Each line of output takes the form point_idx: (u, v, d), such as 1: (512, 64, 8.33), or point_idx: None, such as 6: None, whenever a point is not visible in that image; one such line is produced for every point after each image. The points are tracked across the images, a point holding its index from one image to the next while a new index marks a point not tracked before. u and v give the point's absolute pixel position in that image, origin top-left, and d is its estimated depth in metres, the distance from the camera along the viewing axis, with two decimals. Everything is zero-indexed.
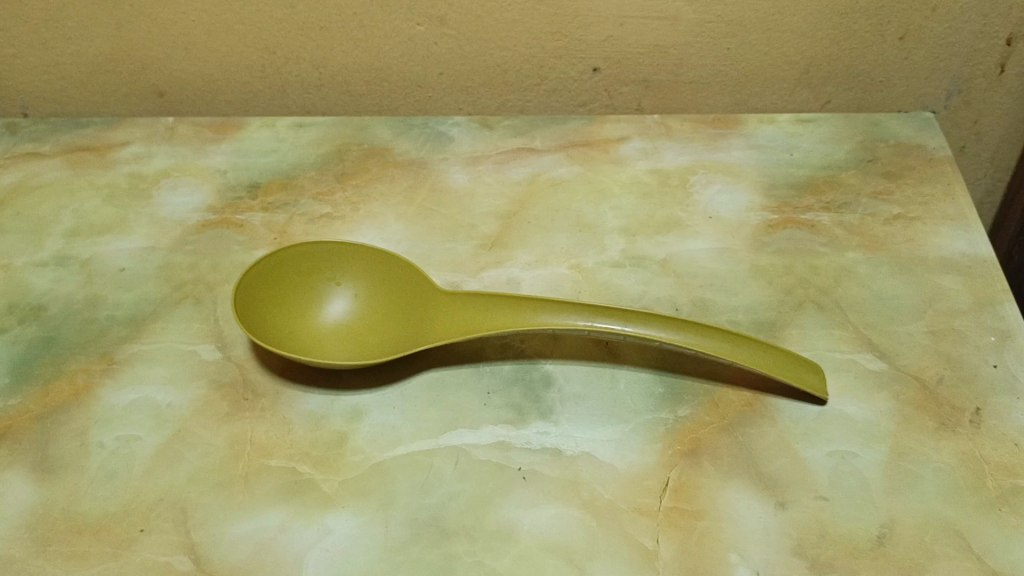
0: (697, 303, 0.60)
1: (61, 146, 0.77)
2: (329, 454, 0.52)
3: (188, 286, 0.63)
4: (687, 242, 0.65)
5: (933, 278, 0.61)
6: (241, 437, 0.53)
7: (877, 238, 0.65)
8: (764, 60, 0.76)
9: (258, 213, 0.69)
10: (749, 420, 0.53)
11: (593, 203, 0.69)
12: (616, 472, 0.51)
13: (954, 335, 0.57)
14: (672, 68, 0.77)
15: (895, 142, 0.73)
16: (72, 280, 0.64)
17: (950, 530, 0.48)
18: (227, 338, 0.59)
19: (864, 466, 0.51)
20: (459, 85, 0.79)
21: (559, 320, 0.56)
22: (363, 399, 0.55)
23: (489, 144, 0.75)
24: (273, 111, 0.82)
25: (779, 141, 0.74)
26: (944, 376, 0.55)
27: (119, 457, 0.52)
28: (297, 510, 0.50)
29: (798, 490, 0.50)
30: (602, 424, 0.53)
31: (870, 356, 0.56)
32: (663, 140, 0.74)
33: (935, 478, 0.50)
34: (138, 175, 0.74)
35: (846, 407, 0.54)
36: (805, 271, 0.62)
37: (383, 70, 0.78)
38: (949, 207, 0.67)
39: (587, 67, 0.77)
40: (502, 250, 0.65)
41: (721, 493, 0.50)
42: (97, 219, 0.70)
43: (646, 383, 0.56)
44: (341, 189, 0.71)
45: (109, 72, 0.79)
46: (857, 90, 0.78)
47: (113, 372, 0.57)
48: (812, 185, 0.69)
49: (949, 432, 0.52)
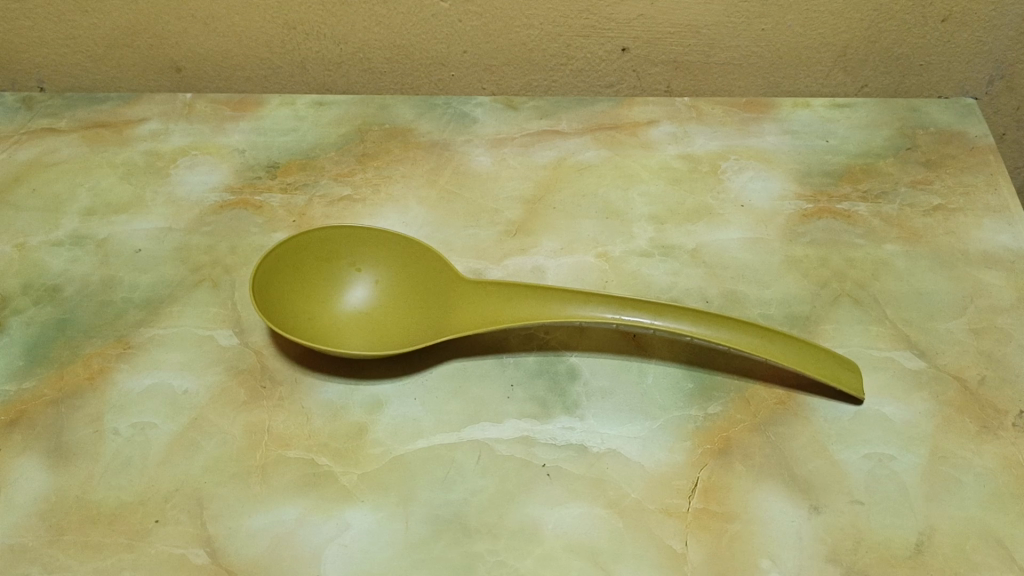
0: (728, 295, 0.58)
1: (77, 121, 0.75)
2: (349, 445, 0.51)
3: (206, 269, 0.62)
4: (718, 231, 0.63)
5: (975, 273, 0.59)
6: (259, 427, 0.52)
7: (917, 230, 0.62)
8: (799, 41, 0.73)
9: (277, 194, 0.68)
10: (781, 419, 0.52)
11: (621, 188, 0.67)
12: (643, 471, 0.49)
13: (996, 334, 0.55)
14: (704, 49, 0.74)
15: (935, 129, 0.71)
16: (88, 260, 0.63)
17: (992, 539, 0.46)
18: (245, 323, 0.58)
19: (902, 470, 0.49)
20: (484, 63, 0.76)
21: (585, 313, 0.54)
22: (384, 389, 0.54)
23: (514, 125, 0.73)
24: (293, 89, 0.80)
25: (814, 127, 0.71)
26: (985, 376, 0.53)
27: (134, 444, 0.51)
28: (315, 504, 0.48)
29: (832, 493, 0.48)
30: (628, 420, 0.52)
31: (908, 354, 0.54)
32: (694, 124, 0.72)
33: (975, 484, 0.48)
34: (155, 152, 0.72)
35: (883, 407, 0.52)
36: (841, 264, 0.60)
37: (405, 48, 0.76)
38: (991, 198, 0.64)
39: (616, 46, 0.74)
40: (526, 237, 0.63)
41: (753, 495, 0.48)
42: (113, 197, 0.68)
43: (675, 378, 0.54)
44: (361, 170, 0.70)
45: (126, 46, 0.77)
46: (895, 73, 0.76)
47: (129, 356, 0.56)
48: (849, 173, 0.67)
49: (991, 436, 0.50)
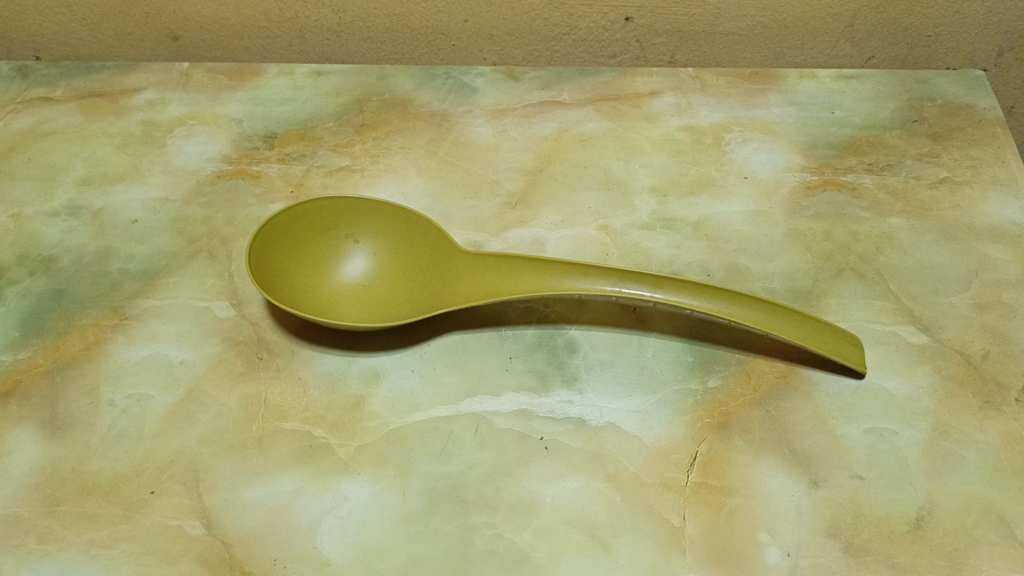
0: (730, 269, 0.57)
1: (73, 91, 0.74)
2: (346, 418, 0.51)
3: (203, 240, 0.61)
4: (721, 204, 0.62)
5: (981, 247, 0.58)
6: (256, 398, 0.52)
7: (922, 203, 0.61)
8: (806, 11, 0.72)
9: (275, 165, 0.67)
10: (782, 393, 0.51)
11: (623, 160, 0.66)
12: (641, 445, 0.49)
13: (1001, 309, 0.55)
14: (709, 19, 0.73)
15: (943, 101, 0.70)
16: (84, 231, 0.62)
17: (994, 515, 0.45)
18: (242, 294, 0.58)
19: (904, 445, 0.48)
20: (485, 33, 0.75)
21: (585, 285, 0.53)
22: (381, 361, 0.53)
23: (515, 96, 0.72)
24: (293, 58, 0.79)
25: (820, 98, 0.70)
26: (989, 351, 0.53)
27: (131, 415, 0.51)
28: (312, 475, 0.48)
29: (833, 468, 0.47)
30: (628, 393, 0.51)
31: (911, 329, 0.54)
32: (697, 95, 0.71)
33: (978, 460, 0.48)
34: (152, 123, 0.71)
35: (885, 381, 0.51)
36: (845, 237, 0.59)
37: (404, 16, 0.74)
38: (999, 170, 0.63)
39: (619, 16, 0.73)
40: (526, 209, 0.62)
41: (752, 470, 0.48)
42: (109, 167, 0.68)
43: (675, 351, 0.53)
44: (360, 141, 0.69)
45: (123, 14, 0.76)
46: (903, 45, 0.74)
47: (125, 328, 0.56)
48: (855, 146, 0.66)
49: (993, 411, 0.50)
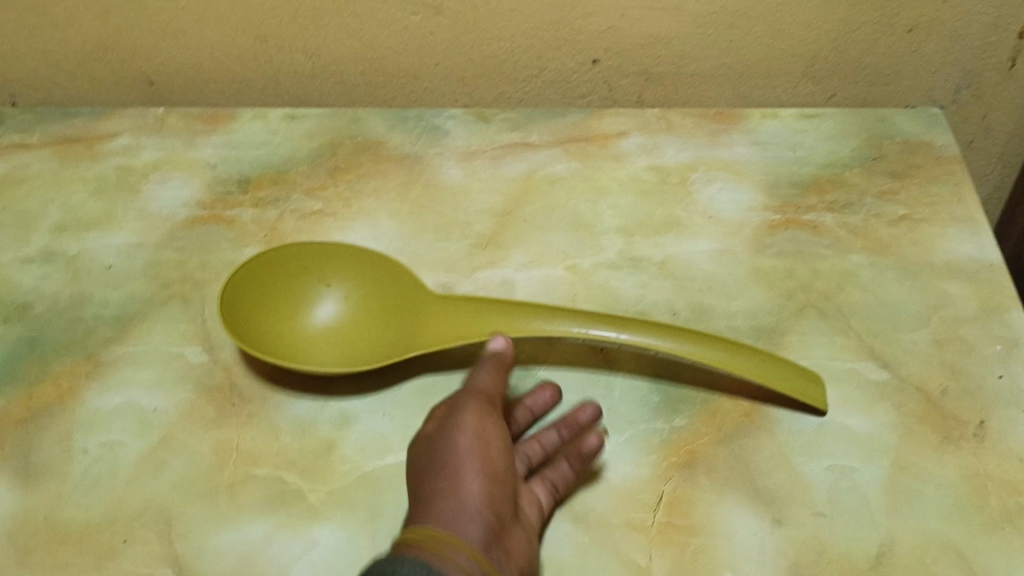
0: (695, 308, 0.59)
1: (49, 137, 0.75)
2: (317, 462, 0.51)
3: (176, 285, 0.62)
4: (686, 243, 0.63)
5: (938, 283, 0.60)
6: (228, 444, 0.52)
7: (882, 240, 0.63)
8: (769, 53, 0.73)
9: (248, 209, 0.68)
10: (746, 432, 0.52)
11: (591, 200, 0.67)
12: (608, 485, 0.50)
13: (959, 344, 0.56)
14: (674, 60, 0.74)
15: (902, 140, 0.71)
16: (59, 277, 0.63)
17: (953, 552, 0.46)
18: (215, 339, 0.58)
19: (865, 482, 0.49)
20: (456, 76, 0.77)
21: (552, 327, 0.55)
22: (352, 405, 0.54)
23: (486, 138, 0.73)
24: (267, 101, 0.80)
25: (782, 137, 0.72)
26: (948, 387, 0.54)
27: (104, 463, 0.51)
28: (284, 521, 0.48)
29: (795, 506, 0.48)
30: (595, 434, 0.52)
31: (872, 366, 0.55)
32: (663, 135, 0.72)
33: (937, 496, 0.49)
34: (127, 168, 0.72)
35: (847, 418, 0.52)
36: (807, 275, 0.61)
37: (376, 60, 0.76)
38: (957, 208, 0.65)
39: (586, 58, 0.74)
40: (496, 250, 0.64)
41: (717, 508, 0.48)
42: (85, 213, 0.68)
43: (641, 391, 0.54)
44: (333, 185, 0.70)
45: (98, 60, 0.77)
46: (863, 83, 0.76)
47: (99, 375, 0.56)
48: (816, 184, 0.68)
49: (952, 447, 0.51)
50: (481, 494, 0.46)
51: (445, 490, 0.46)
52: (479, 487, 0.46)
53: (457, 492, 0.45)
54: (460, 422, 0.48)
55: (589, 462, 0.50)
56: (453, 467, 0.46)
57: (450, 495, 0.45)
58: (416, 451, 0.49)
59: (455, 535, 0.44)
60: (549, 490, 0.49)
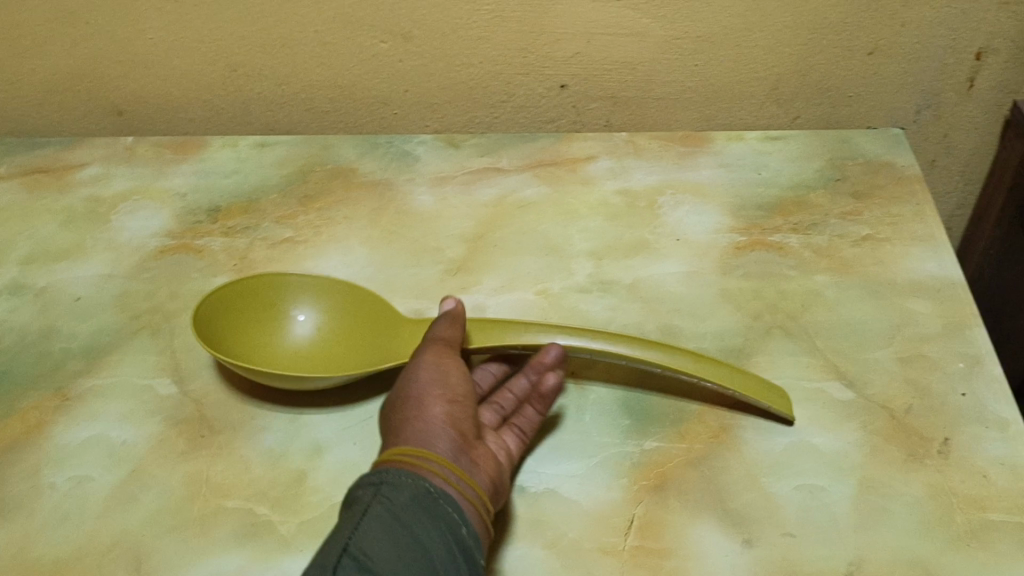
0: (665, 330, 0.59)
1: (17, 168, 0.75)
2: (288, 493, 0.51)
3: (146, 316, 0.62)
4: (654, 265, 0.64)
5: (902, 302, 0.61)
6: (198, 477, 0.52)
7: (846, 260, 0.64)
8: (733, 76, 0.74)
9: (218, 238, 0.68)
10: (716, 453, 0.52)
11: (560, 225, 0.68)
12: (580, 509, 0.50)
13: (923, 362, 0.57)
14: (641, 85, 0.75)
15: (864, 160, 0.73)
16: (27, 310, 0.63)
17: (921, 568, 0.47)
18: (185, 371, 0.58)
19: (833, 501, 0.50)
20: (426, 102, 0.77)
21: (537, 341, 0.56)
22: (324, 435, 0.54)
23: (456, 163, 0.74)
24: (238, 129, 0.80)
25: (748, 159, 0.73)
26: (913, 405, 0.54)
27: (72, 498, 0.51)
28: (255, 554, 0.48)
29: (765, 526, 0.49)
30: (567, 459, 0.52)
31: (839, 385, 0.56)
32: (631, 159, 0.73)
33: (904, 513, 0.49)
34: (96, 198, 0.72)
35: (814, 438, 0.53)
36: (774, 296, 0.61)
37: (346, 88, 0.76)
38: (919, 227, 0.66)
39: (554, 84, 0.75)
40: (467, 275, 0.64)
41: (688, 530, 0.49)
42: (54, 245, 0.68)
43: (612, 415, 0.55)
44: (304, 213, 0.70)
45: (67, 91, 0.77)
46: (827, 105, 0.77)
47: (67, 408, 0.56)
48: (781, 206, 0.69)
49: (918, 464, 0.51)
50: (447, 413, 0.48)
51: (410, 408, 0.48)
52: (445, 409, 0.48)
53: (425, 412, 0.48)
54: (418, 364, 0.52)
55: (552, 401, 0.53)
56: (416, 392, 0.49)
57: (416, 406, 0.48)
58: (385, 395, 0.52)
59: (426, 447, 0.46)
60: (518, 437, 0.52)
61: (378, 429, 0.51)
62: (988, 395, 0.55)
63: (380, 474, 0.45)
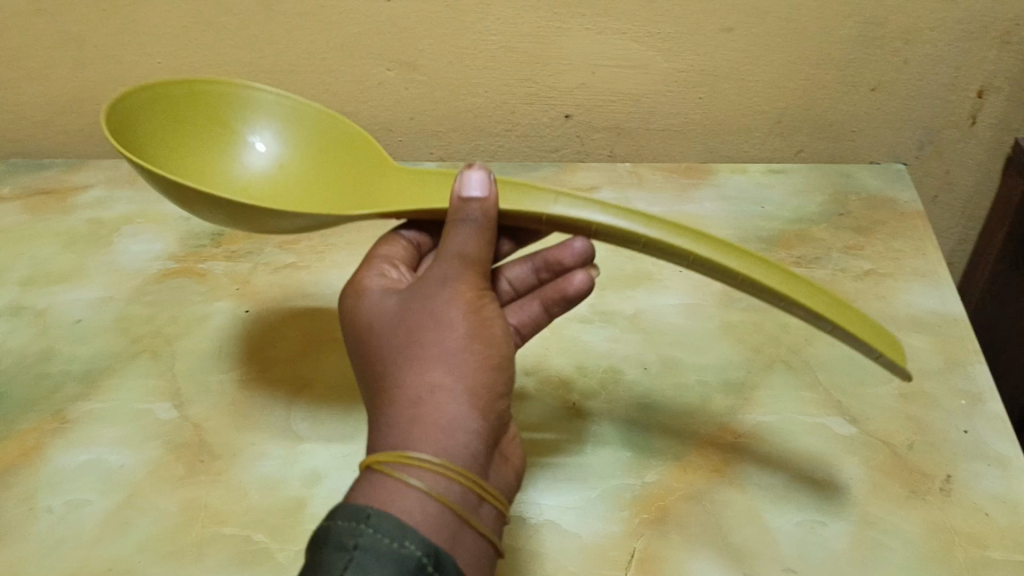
0: (666, 361, 0.60)
1: (20, 189, 0.77)
2: (285, 521, 0.50)
3: (146, 340, 0.62)
4: (657, 296, 0.66)
5: (903, 337, 0.61)
6: (194, 503, 0.51)
7: (848, 295, 0.64)
8: (736, 110, 0.75)
9: (221, 262, 0.69)
10: (717, 487, 0.52)
11: None
12: (580, 542, 0.49)
13: (924, 399, 0.57)
14: (644, 116, 0.76)
15: (866, 195, 0.75)
16: (25, 332, 0.63)
17: None
18: (184, 396, 0.58)
19: (834, 537, 0.49)
20: (431, 130, 0.78)
21: (569, 214, 0.45)
22: (322, 463, 0.54)
23: None
24: None
25: (749, 192, 0.75)
26: (914, 441, 0.54)
27: (66, 524, 0.50)
28: None
29: (765, 561, 0.48)
30: (568, 490, 0.52)
31: (840, 421, 0.56)
32: (634, 189, 0.76)
33: (905, 549, 0.48)
34: (98, 221, 0.73)
35: (815, 473, 0.53)
36: (775, 329, 0.63)
37: (351, 115, 0.76)
38: (920, 262, 0.67)
39: (559, 113, 0.76)
40: None
41: (688, 564, 0.48)
42: (54, 267, 0.68)
43: (614, 446, 0.55)
44: (306, 239, 0.72)
45: (72, 114, 0.77)
46: (829, 139, 0.77)
47: (64, 432, 0.56)
48: (783, 239, 0.70)
49: (919, 500, 0.51)
50: (479, 388, 0.41)
51: (435, 371, 0.41)
52: (478, 374, 0.41)
53: (454, 387, 0.40)
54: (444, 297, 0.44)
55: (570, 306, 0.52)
56: (442, 345, 0.42)
57: (444, 369, 0.41)
58: (396, 327, 0.43)
59: (459, 440, 0.39)
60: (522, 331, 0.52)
61: (378, 363, 0.44)
62: (989, 433, 0.55)
63: (365, 515, 0.36)
